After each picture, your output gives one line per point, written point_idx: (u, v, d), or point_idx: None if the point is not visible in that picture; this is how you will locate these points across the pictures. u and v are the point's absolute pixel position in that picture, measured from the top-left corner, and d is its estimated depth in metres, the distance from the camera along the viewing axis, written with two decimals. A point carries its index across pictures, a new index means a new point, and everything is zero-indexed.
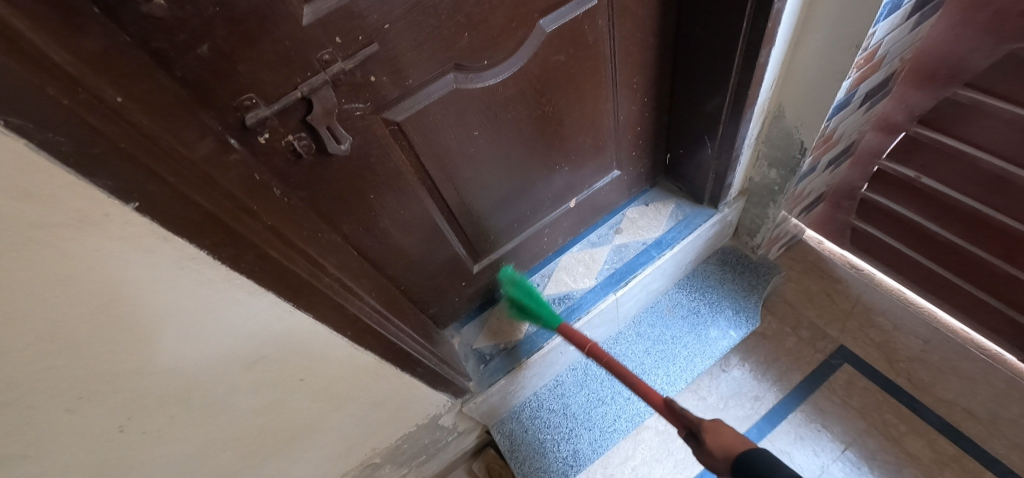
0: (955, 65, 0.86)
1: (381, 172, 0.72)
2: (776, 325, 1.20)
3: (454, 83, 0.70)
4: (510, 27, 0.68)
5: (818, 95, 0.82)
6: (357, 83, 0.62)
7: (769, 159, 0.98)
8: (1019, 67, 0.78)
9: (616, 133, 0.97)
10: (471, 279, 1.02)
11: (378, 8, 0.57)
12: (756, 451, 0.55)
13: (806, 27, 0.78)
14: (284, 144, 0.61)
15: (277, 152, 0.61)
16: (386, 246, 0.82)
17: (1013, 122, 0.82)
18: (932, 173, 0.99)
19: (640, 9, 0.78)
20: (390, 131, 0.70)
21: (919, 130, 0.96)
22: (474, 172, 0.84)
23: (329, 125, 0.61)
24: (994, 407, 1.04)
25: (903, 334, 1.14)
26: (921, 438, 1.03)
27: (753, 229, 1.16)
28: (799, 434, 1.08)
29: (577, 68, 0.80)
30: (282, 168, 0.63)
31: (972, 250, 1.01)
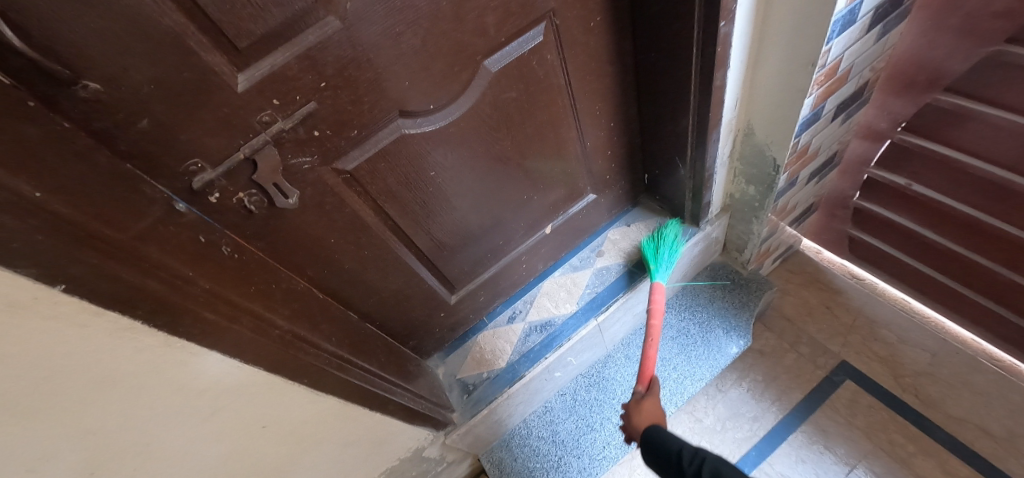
0: (932, 71, 0.83)
1: (340, 218, 0.77)
2: (774, 342, 1.16)
3: (400, 129, 0.74)
4: (452, 71, 0.71)
5: (782, 112, 0.81)
6: (301, 138, 0.66)
7: (746, 176, 0.97)
8: (998, 70, 0.76)
9: (585, 160, 0.97)
10: (451, 310, 1.04)
11: (314, 68, 0.60)
12: (654, 429, 0.74)
13: (762, 46, 0.77)
14: (235, 202, 0.64)
15: (230, 209, 0.64)
16: (353, 284, 0.86)
17: (998, 128, 0.80)
18: (923, 181, 0.96)
19: (590, 40, 0.79)
20: (343, 180, 0.74)
21: (905, 137, 0.94)
22: (439, 210, 0.88)
23: (275, 182, 0.66)
24: (1010, 424, 0.98)
25: (907, 347, 1.09)
26: (932, 458, 0.98)
27: (740, 244, 1.13)
28: (801, 457, 1.03)
29: (531, 103, 0.82)
30: (236, 222, 0.66)
31: (973, 257, 0.98)
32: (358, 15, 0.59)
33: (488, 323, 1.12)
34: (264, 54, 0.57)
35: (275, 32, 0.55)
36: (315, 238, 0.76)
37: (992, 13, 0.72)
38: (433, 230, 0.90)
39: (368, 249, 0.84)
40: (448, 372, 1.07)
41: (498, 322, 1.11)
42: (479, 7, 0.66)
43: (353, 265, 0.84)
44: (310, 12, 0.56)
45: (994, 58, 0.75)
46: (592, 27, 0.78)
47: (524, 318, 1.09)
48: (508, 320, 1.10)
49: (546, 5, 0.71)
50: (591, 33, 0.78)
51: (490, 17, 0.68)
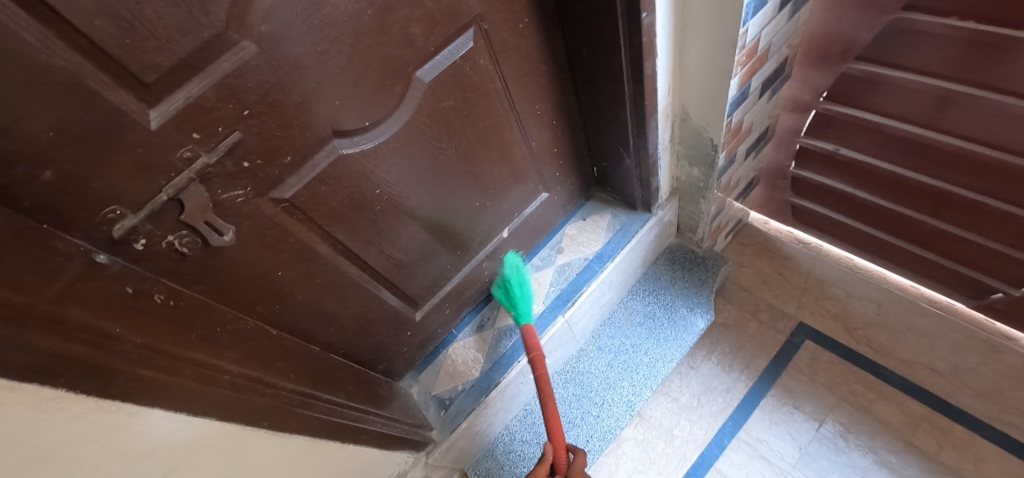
0: (844, 42, 0.88)
1: (285, 249, 0.74)
2: (736, 313, 1.20)
3: (337, 150, 0.71)
4: (384, 85, 0.70)
5: (711, 93, 0.83)
6: (230, 172, 0.63)
7: (688, 158, 0.99)
8: (901, 35, 0.81)
9: (533, 160, 0.97)
10: (418, 327, 1.02)
11: (235, 97, 0.58)
12: None
13: (684, 32, 0.79)
14: (165, 245, 0.60)
15: (160, 254, 0.60)
16: (309, 314, 0.82)
17: (907, 89, 0.85)
18: (848, 145, 1.02)
19: (521, 42, 0.79)
20: (282, 209, 0.72)
21: (827, 105, 0.99)
22: (390, 227, 0.86)
23: (207, 220, 0.63)
24: (954, 360, 1.05)
25: (856, 301, 1.16)
26: (890, 402, 1.03)
27: (693, 224, 1.16)
28: (774, 419, 1.07)
29: (469, 109, 0.81)
30: (169, 267, 0.62)
31: (901, 211, 1.04)
32: (275, 38, 0.57)
33: (457, 334, 1.10)
34: (176, 87, 0.54)
35: (186, 62, 0.52)
36: (261, 272, 0.73)
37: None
38: (387, 249, 0.88)
39: (320, 277, 0.81)
40: (423, 390, 1.04)
41: (467, 332, 1.09)
42: (402, 19, 0.65)
43: (306, 295, 0.81)
44: (223, 39, 0.54)
45: (893, 26, 0.81)
46: (521, 28, 0.78)
47: (493, 324, 1.09)
48: (477, 329, 1.10)
49: (471, 11, 0.70)
50: (521, 35, 0.78)
51: (415, 27, 0.67)
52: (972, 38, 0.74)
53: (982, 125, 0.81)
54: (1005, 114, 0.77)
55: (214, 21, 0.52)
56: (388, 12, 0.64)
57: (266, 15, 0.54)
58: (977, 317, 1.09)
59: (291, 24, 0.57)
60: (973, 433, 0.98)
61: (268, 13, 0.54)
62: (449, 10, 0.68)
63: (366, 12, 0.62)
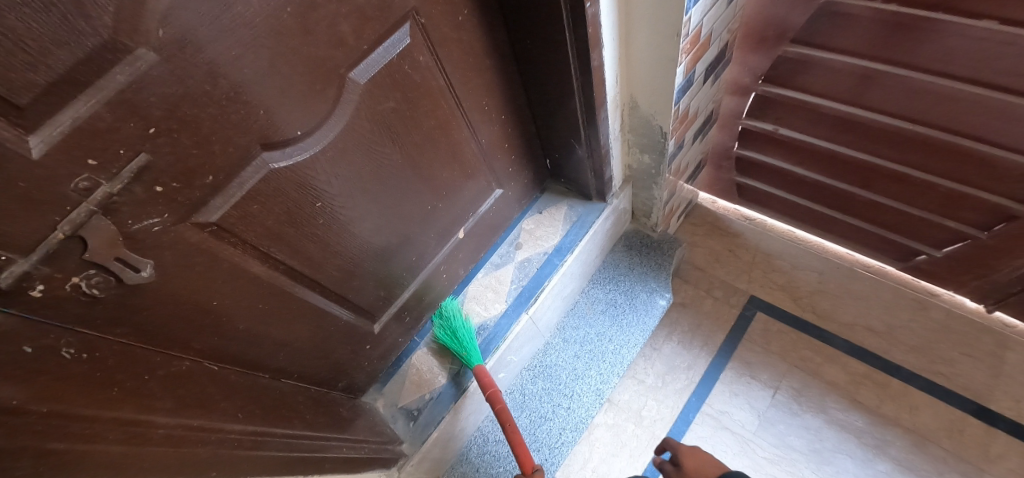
0: (779, 26, 0.90)
1: (219, 276, 0.68)
2: (692, 291, 1.24)
3: (267, 164, 0.65)
4: (315, 89, 0.64)
5: (656, 82, 0.83)
6: (139, 199, 0.56)
7: (639, 146, 0.99)
8: (832, 18, 0.84)
9: (484, 158, 0.94)
10: (377, 340, 0.98)
11: (136, 114, 0.52)
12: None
13: (628, 21, 0.77)
14: (69, 289, 0.52)
15: (63, 299, 0.52)
16: (255, 341, 0.77)
17: (838, 70, 0.89)
18: (786, 124, 1.06)
19: (462, 35, 0.75)
20: (210, 233, 0.65)
21: (765, 88, 1.02)
22: (337, 243, 0.80)
23: (118, 256, 0.56)
24: (887, 319, 1.12)
25: (800, 271, 1.21)
26: (836, 364, 1.10)
27: (647, 210, 1.17)
28: (733, 391, 1.12)
29: (413, 110, 0.76)
30: (80, 313, 0.54)
31: (835, 185, 1.10)
32: (177, 44, 0.50)
33: (420, 341, 1.07)
34: (61, 106, 0.47)
35: (68, 77, 0.46)
36: (194, 302, 0.67)
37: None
38: (335, 265, 0.82)
39: (263, 301, 0.75)
40: (389, 403, 1.00)
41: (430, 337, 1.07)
42: (328, 16, 0.59)
43: (249, 322, 0.75)
44: (113, 48, 0.47)
45: (824, 9, 0.83)
46: (461, 20, 0.73)
47: None
48: None
49: (405, 4, 0.65)
50: (462, 28, 0.74)
51: (344, 24, 0.61)
52: (897, 20, 0.77)
53: (906, 101, 0.87)
54: (926, 92, 0.83)
55: (98, 27, 0.45)
56: (311, 9, 0.58)
57: (162, 19, 0.48)
58: (904, 277, 1.17)
59: (195, 27, 0.51)
60: (907, 385, 1.05)
61: (165, 16, 0.48)
62: (381, 5, 0.63)
63: (285, 11, 0.56)
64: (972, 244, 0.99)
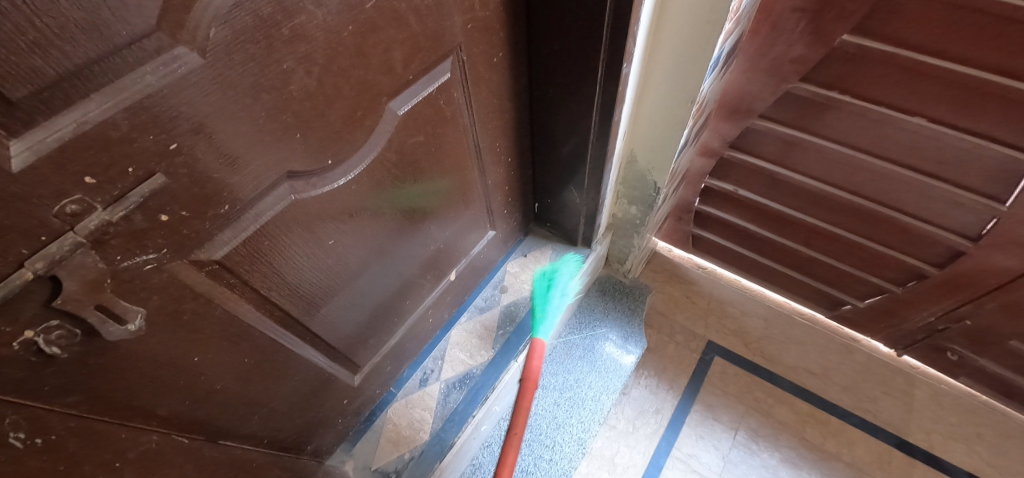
0: (749, 104, 1.01)
1: (207, 326, 0.57)
2: (657, 337, 1.34)
3: (290, 195, 0.57)
4: (355, 117, 0.58)
5: (661, 140, 0.89)
6: (136, 229, 0.45)
7: (628, 198, 1.07)
8: (795, 101, 0.96)
9: (485, 198, 0.93)
10: (356, 393, 0.89)
11: (158, 125, 0.42)
12: None
13: (646, 82, 0.82)
14: (16, 347, 0.39)
15: (9, 362, 0.40)
16: (230, 402, 0.65)
17: (792, 143, 1.03)
18: (745, 186, 1.18)
19: (492, 76, 0.75)
20: (208, 273, 0.54)
21: (731, 153, 1.13)
22: (350, 286, 0.75)
23: (99, 303, 0.43)
24: (822, 362, 1.30)
25: (748, 318, 1.37)
26: (784, 404, 1.23)
27: (622, 257, 1.27)
28: (699, 433, 1.19)
29: (437, 146, 0.74)
30: (24, 378, 0.41)
31: (781, 241, 1.24)
32: (226, 47, 0.42)
33: (396, 393, 0.98)
34: (67, 106, 0.36)
35: (87, 70, 0.36)
36: (172, 360, 0.54)
37: (790, 57, 0.90)
38: (336, 310, 0.75)
39: (250, 356, 0.65)
40: (360, 466, 0.90)
41: (408, 389, 0.98)
42: (386, 40, 0.55)
43: (225, 381, 0.63)
44: (152, 42, 0.38)
45: (789, 93, 0.95)
46: (495, 62, 0.73)
47: (438, 377, 1.00)
48: (419, 384, 0.99)
49: (453, 39, 0.64)
50: (494, 69, 0.74)
51: (397, 51, 0.57)
52: (848, 108, 0.91)
53: (844, 174, 1.02)
54: (864, 169, 0.98)
55: (145, 16, 0.37)
56: (371, 31, 0.53)
57: (218, 16, 0.40)
58: (832, 326, 1.36)
59: (250, 32, 0.43)
60: (844, 422, 1.20)
61: (219, 13, 0.40)
62: (433, 36, 0.60)
63: (346, 28, 0.50)
64: (889, 297, 1.17)
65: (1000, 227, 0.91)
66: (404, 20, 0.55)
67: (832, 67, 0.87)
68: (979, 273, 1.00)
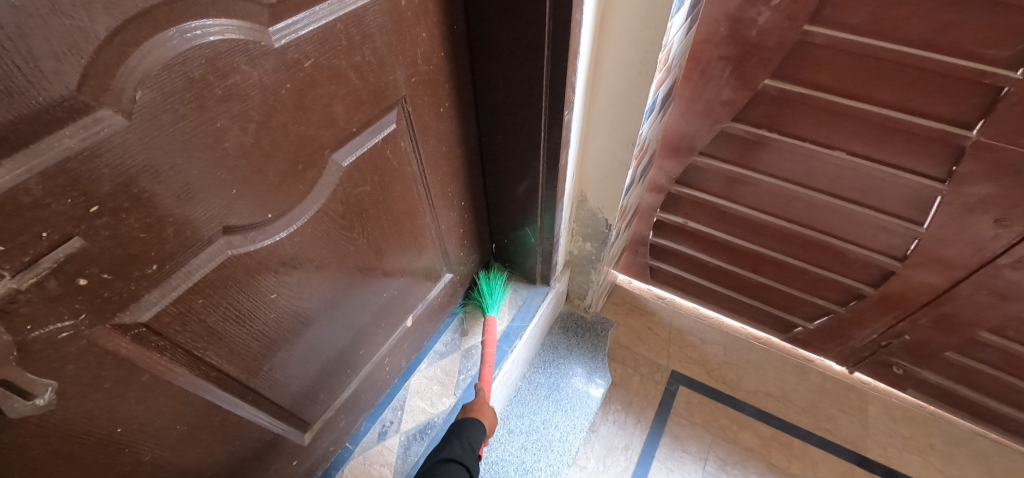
0: (688, 141, 1.07)
1: (132, 393, 0.53)
2: (621, 370, 1.35)
3: (226, 251, 0.55)
4: (296, 171, 0.58)
5: (607, 179, 0.93)
6: (51, 295, 0.42)
7: (583, 234, 1.10)
8: (728, 137, 1.02)
9: (439, 243, 0.94)
10: (306, 453, 0.84)
11: (78, 188, 0.40)
12: None
13: (589, 125, 0.87)
14: None
15: None
16: (161, 475, 0.61)
17: (729, 176, 1.09)
18: (693, 218, 1.23)
19: (439, 125, 0.77)
20: (134, 337, 0.51)
21: (677, 188, 1.18)
22: (305, 339, 0.74)
23: (2, 379, 0.41)
24: (781, 384, 1.35)
25: (708, 345, 1.42)
26: (749, 429, 1.26)
27: (582, 292, 1.29)
28: (669, 467, 1.19)
29: (386, 194, 0.74)
30: None
31: (731, 268, 1.29)
32: (153, 109, 0.42)
33: (352, 449, 0.94)
34: None
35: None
36: (91, 433, 0.51)
37: (720, 99, 0.96)
38: (285, 367, 0.73)
39: (182, 422, 0.61)
40: None
41: (365, 444, 0.94)
42: (326, 96, 0.56)
43: (155, 451, 0.59)
44: (72, 106, 0.37)
45: (722, 130, 1.01)
46: (441, 111, 0.76)
47: (397, 429, 0.96)
48: (378, 438, 0.95)
49: (397, 92, 0.65)
50: (441, 118, 0.76)
51: (338, 106, 0.58)
52: (774, 142, 0.97)
53: (780, 204, 1.08)
54: (797, 199, 1.05)
55: (65, 81, 0.36)
56: (310, 88, 0.54)
57: (145, 79, 0.40)
58: (786, 347, 1.43)
59: (180, 94, 0.43)
60: (806, 444, 1.24)
61: (146, 76, 0.40)
62: (376, 90, 0.62)
63: (284, 86, 0.51)
64: (835, 318, 1.24)
65: (921, 247, 0.99)
66: (344, 77, 0.57)
67: (759, 108, 0.94)
68: (910, 290, 1.08)
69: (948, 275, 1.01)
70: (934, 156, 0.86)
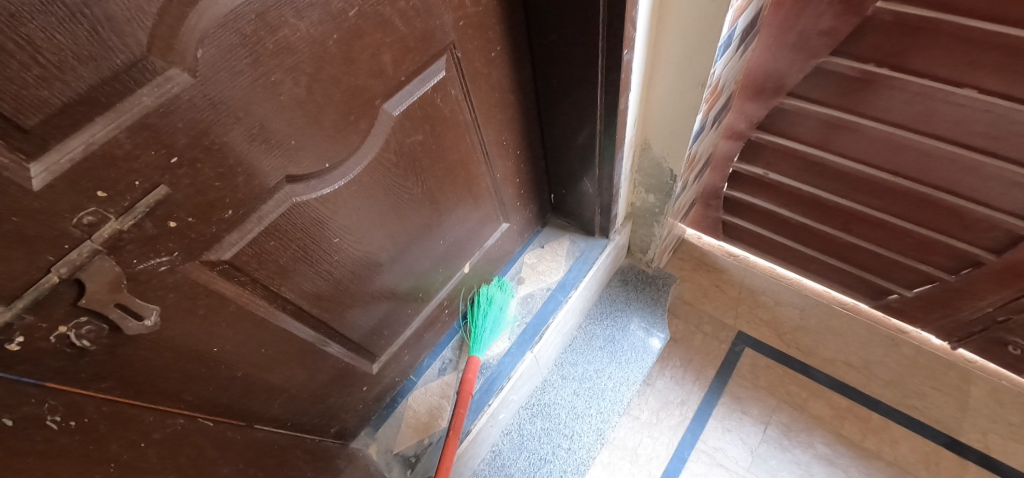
0: (775, 82, 0.96)
1: (223, 319, 0.62)
2: (683, 327, 1.33)
3: (290, 198, 0.60)
4: (349, 120, 0.61)
5: (675, 125, 0.87)
6: (149, 235, 0.49)
7: (646, 186, 1.06)
8: (823, 77, 0.90)
9: (495, 192, 0.95)
10: (374, 380, 0.94)
11: (159, 141, 0.45)
12: None
13: (655, 66, 0.81)
14: (54, 341, 0.45)
15: (45, 354, 0.45)
16: (254, 389, 0.72)
17: (821, 121, 0.96)
18: (775, 170, 1.13)
19: (492, 71, 0.76)
20: (219, 272, 0.59)
21: (758, 135, 1.08)
22: (371, 281, 0.81)
23: (119, 302, 0.48)
24: (864, 354, 1.25)
25: (783, 307, 1.34)
26: (821, 398, 1.20)
27: (645, 246, 1.25)
28: (726, 426, 1.17)
29: (438, 143, 0.76)
30: (58, 369, 0.46)
31: (817, 226, 1.18)
32: (214, 65, 0.45)
33: (416, 381, 1.03)
34: (73, 130, 0.40)
35: (88, 97, 0.39)
36: (194, 350, 0.60)
37: (817, 32, 0.84)
38: (355, 303, 0.81)
39: (266, 346, 0.70)
40: (383, 450, 0.95)
41: (427, 377, 1.03)
42: (372, 44, 0.57)
43: (246, 369, 0.68)
44: (145, 66, 0.41)
45: (815, 69, 0.89)
46: (493, 56, 0.74)
47: (456, 366, 1.04)
48: (438, 373, 1.03)
49: (446, 37, 0.65)
50: (493, 63, 0.75)
51: (386, 55, 0.59)
52: (880, 81, 0.84)
53: (882, 155, 0.95)
54: (901, 148, 0.92)
55: (136, 43, 0.40)
56: (357, 37, 0.55)
57: (204, 37, 0.43)
58: (876, 314, 1.31)
59: (236, 49, 0.46)
60: (887, 419, 1.16)
61: (206, 34, 0.43)
62: (423, 36, 0.62)
63: (331, 37, 0.53)
64: (940, 285, 1.11)
65: None
66: (390, 25, 0.57)
67: (864, 41, 0.81)
68: None
69: None
70: None
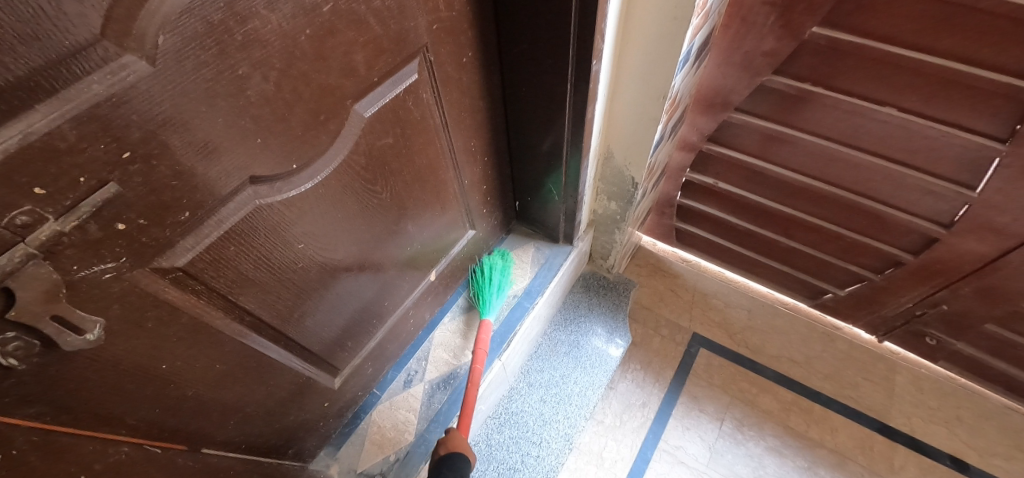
0: (724, 96, 1.02)
1: (174, 333, 0.56)
2: (642, 331, 1.37)
3: (253, 201, 0.56)
4: (318, 120, 0.58)
5: (637, 134, 0.91)
6: (92, 239, 0.44)
7: (608, 193, 1.09)
8: (768, 92, 0.97)
9: (462, 198, 0.94)
10: (336, 396, 0.89)
11: (109, 134, 0.41)
12: None
13: (619, 76, 0.83)
14: None
15: None
16: (207, 409, 0.66)
17: (765, 134, 1.03)
18: (724, 179, 1.20)
19: (462, 76, 0.75)
20: (171, 281, 0.54)
21: (709, 146, 1.14)
22: (336, 290, 0.77)
23: (56, 314, 0.43)
24: (805, 350, 1.35)
25: (732, 309, 1.41)
26: (769, 393, 1.27)
27: (605, 252, 1.28)
28: (686, 425, 1.22)
29: (408, 147, 0.74)
30: None
31: (761, 232, 1.26)
32: (175, 54, 0.42)
33: (380, 395, 0.98)
34: (8, 120, 0.35)
35: (28, 81, 0.35)
36: (140, 368, 0.54)
37: (762, 50, 0.90)
38: (319, 313, 0.76)
39: (221, 362, 0.64)
40: (346, 469, 0.90)
41: (392, 390, 0.99)
42: (345, 43, 0.55)
43: (199, 387, 0.63)
44: (97, 51, 0.37)
45: (760, 85, 0.96)
46: (464, 62, 0.74)
47: (421, 378, 1.01)
48: (403, 385, 1.00)
49: (419, 40, 0.64)
50: (464, 69, 0.75)
51: (358, 54, 0.57)
52: (817, 97, 0.91)
53: (819, 165, 1.03)
54: (835, 159, 1.00)
55: (88, 25, 0.36)
56: (330, 34, 0.53)
57: (166, 24, 0.40)
58: (813, 313, 1.41)
59: (201, 39, 0.43)
60: (827, 410, 1.25)
61: (167, 20, 0.40)
62: (396, 37, 0.61)
63: (303, 32, 0.50)
64: (868, 285, 1.21)
65: (972, 212, 0.93)
66: (364, 23, 0.56)
67: (804, 60, 0.88)
68: (953, 259, 1.03)
69: (996, 245, 0.95)
70: (998, 115, 0.79)
